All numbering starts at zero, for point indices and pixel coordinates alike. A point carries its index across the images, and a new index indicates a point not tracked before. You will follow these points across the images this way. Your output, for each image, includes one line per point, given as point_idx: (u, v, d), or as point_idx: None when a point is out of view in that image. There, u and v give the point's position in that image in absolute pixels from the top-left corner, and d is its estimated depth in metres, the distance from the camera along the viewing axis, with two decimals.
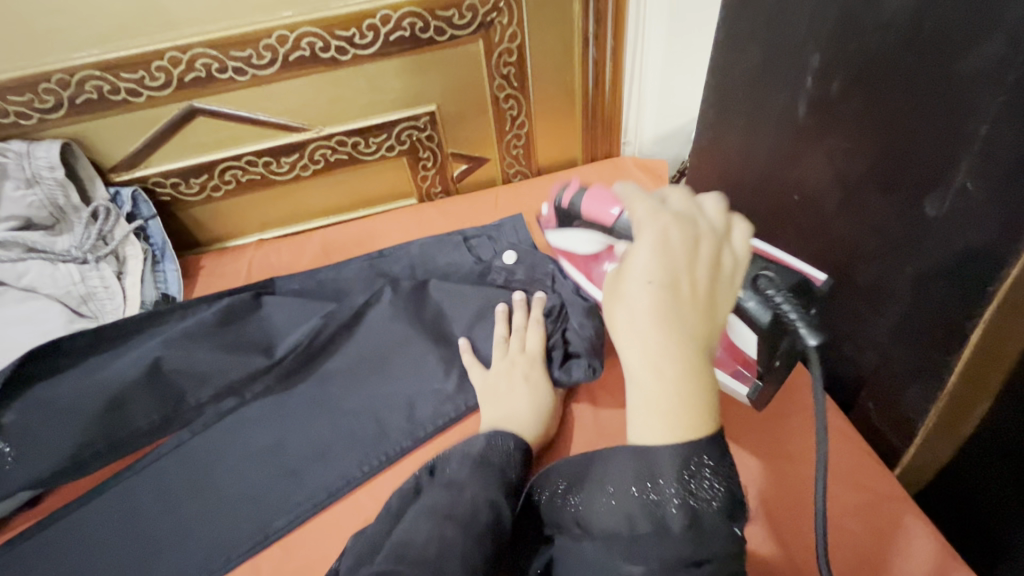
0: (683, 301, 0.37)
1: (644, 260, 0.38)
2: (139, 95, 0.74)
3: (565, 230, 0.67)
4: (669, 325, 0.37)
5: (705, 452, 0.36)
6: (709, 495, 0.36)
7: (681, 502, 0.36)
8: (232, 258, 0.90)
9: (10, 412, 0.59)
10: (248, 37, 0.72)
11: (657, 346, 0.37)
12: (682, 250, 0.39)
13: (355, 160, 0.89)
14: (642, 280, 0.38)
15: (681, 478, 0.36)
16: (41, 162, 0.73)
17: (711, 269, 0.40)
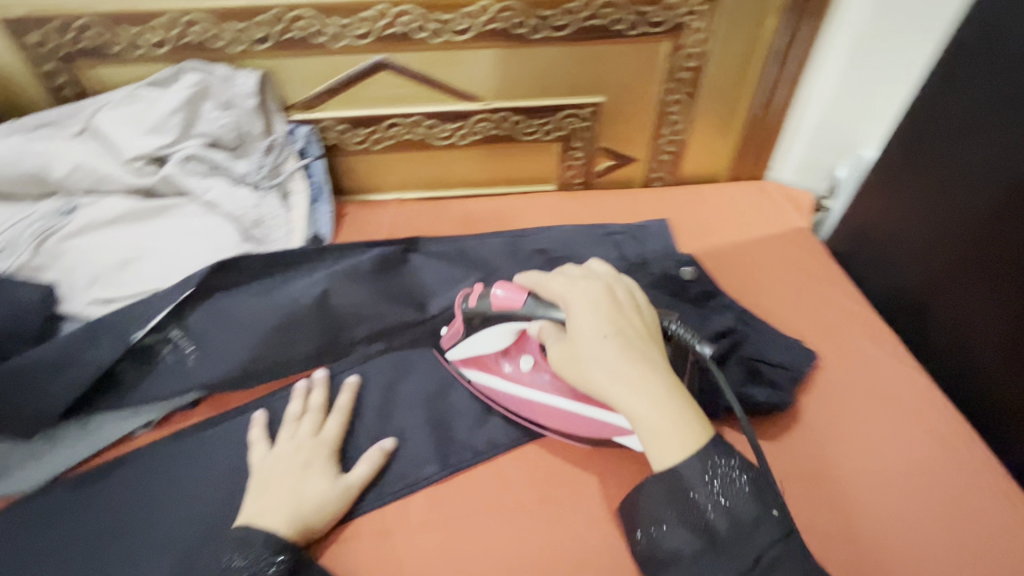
0: (634, 339, 0.53)
1: (590, 326, 0.54)
2: (339, 41, 0.76)
3: (471, 333, 0.64)
4: (634, 363, 0.51)
5: (713, 453, 0.48)
6: (726, 491, 0.47)
7: (708, 503, 0.47)
8: (376, 210, 0.93)
9: (195, 315, 0.63)
10: (455, 3, 0.74)
11: (636, 380, 0.50)
12: (609, 304, 0.55)
13: (512, 138, 0.90)
14: (596, 335, 0.53)
15: (698, 479, 0.47)
16: (238, 90, 0.76)
17: (632, 308, 0.56)
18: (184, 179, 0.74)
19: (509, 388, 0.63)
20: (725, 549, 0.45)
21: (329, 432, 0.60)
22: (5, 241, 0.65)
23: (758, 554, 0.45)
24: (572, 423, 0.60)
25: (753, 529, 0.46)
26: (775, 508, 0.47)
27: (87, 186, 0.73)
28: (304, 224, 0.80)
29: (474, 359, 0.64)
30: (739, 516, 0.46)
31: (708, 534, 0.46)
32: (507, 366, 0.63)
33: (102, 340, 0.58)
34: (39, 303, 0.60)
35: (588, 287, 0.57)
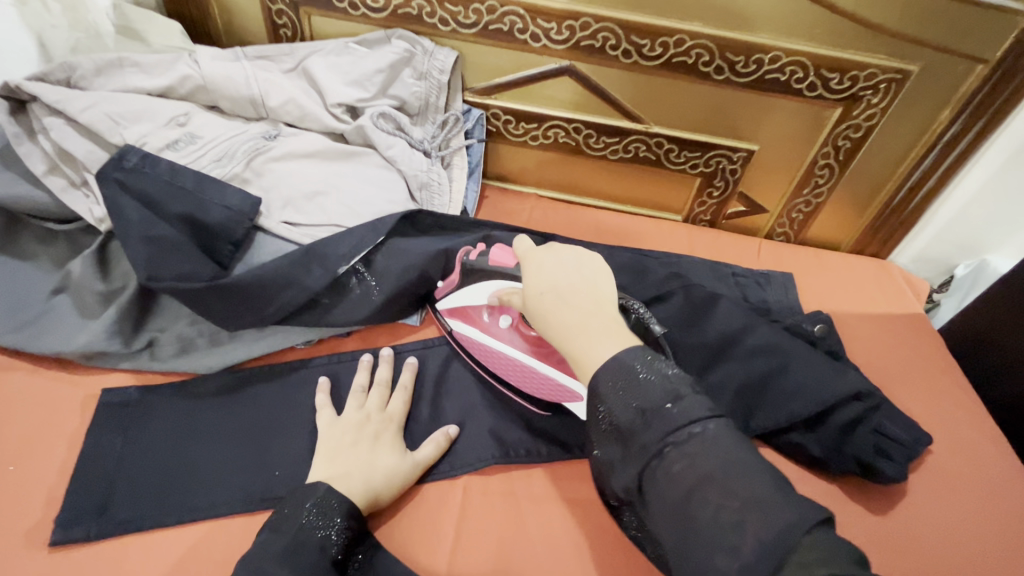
0: (569, 295, 0.52)
1: (530, 287, 0.54)
2: (538, 41, 0.82)
3: (462, 286, 0.68)
4: (558, 309, 0.52)
5: (647, 368, 0.47)
6: (637, 382, 0.46)
7: (617, 395, 0.46)
8: (514, 201, 0.98)
9: (379, 257, 0.69)
10: (654, 30, 0.79)
11: (560, 324, 0.51)
12: (550, 269, 0.55)
13: (658, 163, 0.95)
14: (536, 290, 0.53)
15: (618, 387, 0.47)
16: (437, 64, 0.83)
17: (569, 266, 0.55)
18: (374, 133, 0.80)
19: (482, 340, 0.66)
20: (634, 451, 0.45)
21: (393, 408, 0.63)
22: (221, 150, 0.72)
23: (663, 438, 0.44)
24: (528, 382, 0.64)
25: (650, 415, 0.45)
26: (669, 399, 0.45)
27: (291, 119, 0.79)
28: (461, 198, 0.86)
29: (460, 313, 0.68)
30: (644, 414, 0.45)
31: (621, 438, 0.46)
32: (491, 327, 0.66)
33: (313, 266, 0.65)
34: (247, 210, 0.66)
35: (531, 261, 0.56)
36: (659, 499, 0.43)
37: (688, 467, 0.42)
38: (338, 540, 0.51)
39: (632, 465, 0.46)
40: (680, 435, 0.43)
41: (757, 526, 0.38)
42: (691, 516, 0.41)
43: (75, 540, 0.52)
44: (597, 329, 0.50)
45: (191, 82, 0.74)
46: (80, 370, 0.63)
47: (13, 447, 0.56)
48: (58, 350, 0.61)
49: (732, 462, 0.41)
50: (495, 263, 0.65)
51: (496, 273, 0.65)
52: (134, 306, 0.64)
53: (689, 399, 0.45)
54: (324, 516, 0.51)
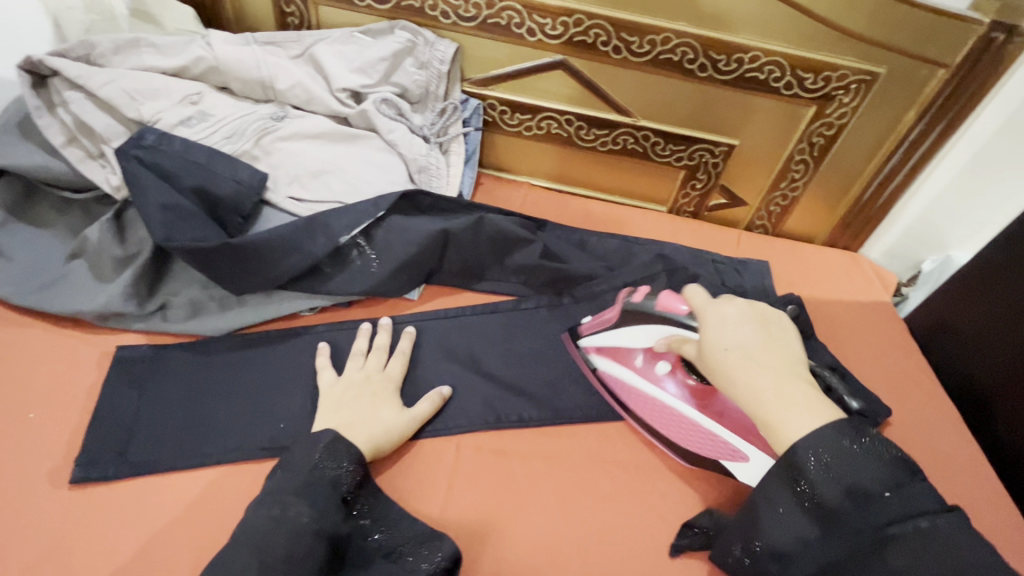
0: (757, 354, 0.53)
1: (713, 339, 0.55)
2: (534, 36, 0.87)
3: (615, 326, 0.68)
4: (747, 369, 0.52)
5: (847, 436, 0.48)
6: (815, 455, 0.48)
7: (812, 463, 0.48)
8: (509, 188, 1.03)
9: (378, 231, 0.74)
10: (643, 28, 0.84)
11: (751, 386, 0.52)
12: (729, 321, 0.56)
13: (645, 156, 1.00)
14: (720, 347, 0.54)
15: (824, 462, 0.48)
16: (437, 55, 0.88)
17: (756, 325, 0.56)
18: (376, 117, 0.85)
19: (638, 387, 0.67)
20: (841, 531, 0.47)
21: (393, 370, 0.68)
22: (232, 128, 0.76)
23: (887, 520, 0.45)
24: (688, 437, 0.64)
25: (871, 498, 0.46)
26: (888, 487, 0.46)
27: (298, 102, 0.83)
28: (457, 182, 0.90)
29: (617, 357, 0.69)
30: (853, 495, 0.47)
31: (822, 517, 0.48)
32: (644, 371, 0.66)
33: (319, 236, 0.69)
34: (255, 183, 0.70)
35: (714, 313, 0.57)
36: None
37: (914, 560, 0.43)
38: (348, 480, 0.55)
39: (836, 545, 0.47)
40: (903, 527, 0.45)
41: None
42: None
43: (93, 480, 0.55)
44: (794, 394, 0.51)
45: (204, 63, 0.78)
46: (94, 329, 0.66)
47: (32, 397, 0.60)
48: (75, 309, 0.65)
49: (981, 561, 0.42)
50: (664, 307, 0.64)
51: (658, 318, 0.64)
52: (148, 270, 0.67)
53: (913, 488, 0.46)
54: (335, 459, 0.55)
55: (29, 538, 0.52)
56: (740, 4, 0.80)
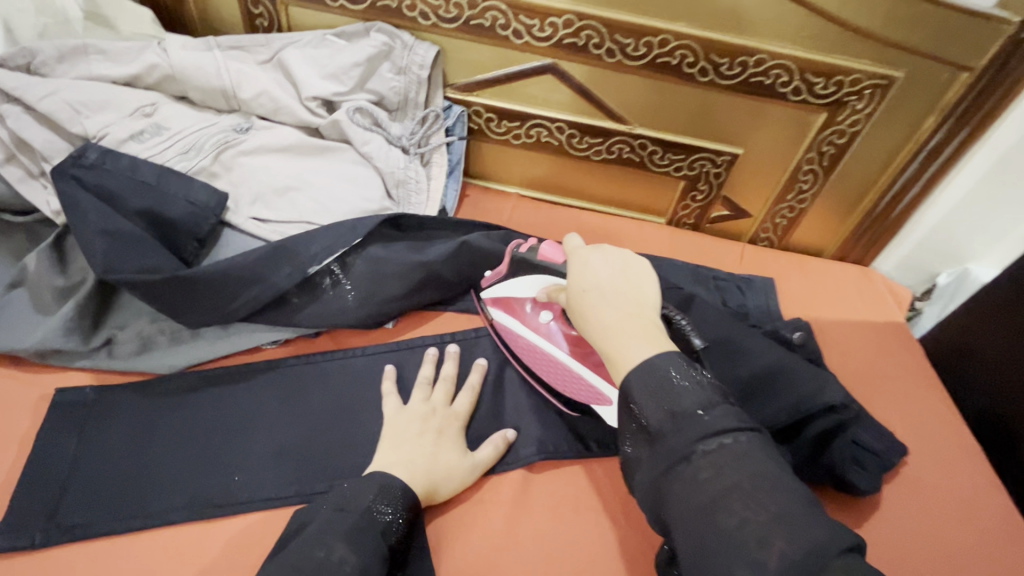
0: (611, 293, 0.51)
1: (575, 280, 0.53)
2: (520, 38, 0.81)
3: (508, 277, 0.67)
4: (597, 305, 0.51)
5: (675, 366, 0.46)
6: (649, 383, 0.46)
7: (639, 392, 0.46)
8: (496, 200, 0.97)
9: (357, 259, 0.68)
10: (639, 30, 0.77)
11: (600, 321, 0.50)
12: (592, 263, 0.54)
13: (643, 165, 0.93)
14: (579, 286, 0.53)
15: (651, 389, 0.46)
16: (416, 59, 0.81)
17: (618, 267, 0.54)
18: (350, 128, 0.78)
19: (526, 336, 0.66)
20: (662, 453, 0.44)
21: (460, 405, 0.63)
22: (188, 142, 0.69)
23: (700, 438, 0.43)
24: (570, 387, 0.63)
25: (686, 417, 0.44)
26: (701, 406, 0.44)
27: (264, 112, 0.77)
28: (439, 196, 0.84)
29: (505, 304, 0.68)
30: (674, 417, 0.44)
31: (650, 441, 0.45)
32: (529, 320, 0.65)
33: (283, 266, 0.63)
34: (211, 204, 0.65)
35: (580, 257, 0.55)
36: (680, 508, 0.42)
37: (719, 474, 0.41)
38: (399, 524, 0.50)
39: (654, 465, 0.44)
40: (710, 443, 0.42)
41: (783, 541, 0.37)
42: (716, 527, 0.39)
43: (20, 548, 0.50)
44: (635, 332, 0.48)
45: (159, 71, 0.72)
46: (34, 368, 0.61)
47: None
48: (10, 348, 0.59)
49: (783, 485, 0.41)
50: (545, 258, 0.62)
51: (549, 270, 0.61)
52: (92, 302, 0.62)
53: (723, 411, 0.44)
54: (387, 501, 0.51)
55: None
56: (745, 3, 0.73)
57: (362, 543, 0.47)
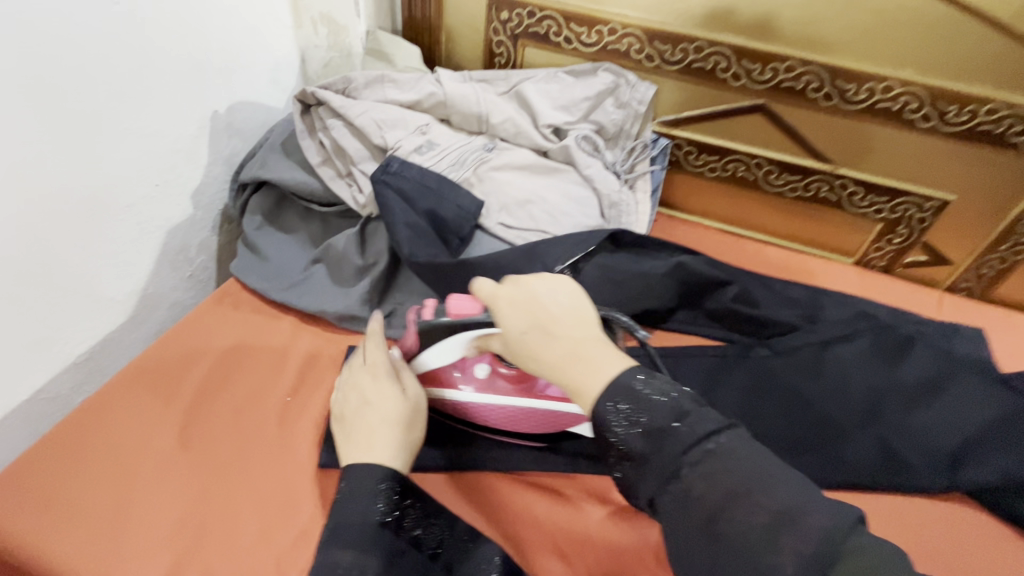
0: (550, 323, 0.50)
1: (507, 326, 0.52)
2: (738, 80, 0.88)
3: (422, 349, 0.64)
4: (543, 346, 0.50)
5: (636, 384, 0.47)
6: (620, 409, 0.46)
7: (622, 414, 0.46)
8: (682, 226, 1.03)
9: (588, 266, 0.76)
10: (863, 76, 0.82)
11: (552, 357, 0.50)
12: (509, 308, 0.52)
13: (839, 205, 0.95)
14: (518, 332, 0.51)
15: (628, 412, 0.46)
16: (637, 96, 0.91)
17: (529, 297, 0.52)
18: (577, 153, 0.88)
19: (471, 399, 0.65)
20: (654, 473, 0.44)
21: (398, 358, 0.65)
22: (455, 156, 0.83)
23: (684, 453, 0.44)
24: (521, 421, 0.65)
25: (664, 437, 0.45)
26: (675, 418, 0.45)
27: (505, 135, 0.90)
28: (645, 219, 0.91)
29: (427, 375, 0.66)
30: (652, 435, 0.45)
31: (633, 463, 0.46)
32: (465, 382, 0.65)
33: (532, 263, 0.72)
34: (472, 210, 0.77)
35: (500, 308, 0.52)
36: (683, 522, 0.43)
37: (710, 487, 0.42)
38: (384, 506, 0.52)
39: (650, 487, 0.45)
40: (695, 455, 0.44)
41: (793, 540, 0.39)
42: (723, 537, 0.41)
43: (336, 465, 0.61)
44: (601, 358, 0.49)
45: (434, 98, 0.87)
46: (331, 327, 0.75)
47: (281, 381, 0.69)
48: (319, 308, 0.74)
49: (767, 473, 0.42)
50: (456, 315, 0.59)
51: (465, 327, 0.59)
52: (382, 280, 0.75)
53: (698, 416, 0.46)
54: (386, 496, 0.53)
55: (282, 511, 0.58)
56: (983, 53, 0.76)
57: (348, 537, 0.50)
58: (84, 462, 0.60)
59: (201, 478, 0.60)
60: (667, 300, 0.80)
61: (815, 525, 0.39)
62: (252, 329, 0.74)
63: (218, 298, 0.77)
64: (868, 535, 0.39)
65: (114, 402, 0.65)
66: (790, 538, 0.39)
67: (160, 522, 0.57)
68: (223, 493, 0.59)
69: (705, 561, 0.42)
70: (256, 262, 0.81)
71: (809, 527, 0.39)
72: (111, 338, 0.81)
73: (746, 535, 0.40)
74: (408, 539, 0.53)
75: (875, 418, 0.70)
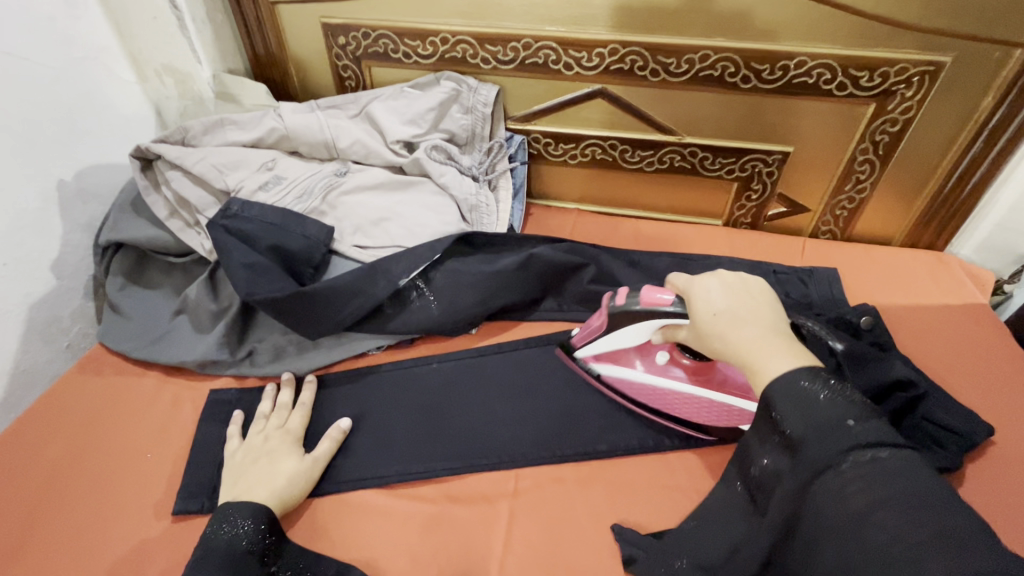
0: (742, 313, 0.55)
1: (701, 311, 0.58)
2: (571, 69, 0.90)
3: (603, 334, 0.69)
4: (734, 330, 0.55)
5: (807, 376, 0.48)
6: (805, 391, 0.47)
7: (805, 398, 0.47)
8: (557, 216, 1.06)
9: (439, 273, 0.78)
10: (680, 49, 0.85)
11: (738, 342, 0.54)
12: (704, 301, 0.58)
13: (695, 171, 0.99)
14: (709, 316, 0.57)
15: (803, 397, 0.47)
16: (481, 99, 0.93)
17: (734, 297, 0.57)
18: (428, 163, 0.90)
19: (646, 379, 0.68)
20: (807, 458, 0.45)
21: (293, 424, 0.68)
22: (303, 188, 0.84)
23: (851, 444, 0.43)
24: (712, 416, 0.66)
25: (832, 427, 0.44)
26: (850, 416, 0.45)
27: (358, 157, 0.91)
28: (508, 216, 0.94)
29: (609, 352, 0.70)
30: (820, 425, 0.45)
31: (792, 448, 0.46)
32: (641, 359, 0.69)
33: (380, 280, 0.74)
34: (321, 237, 0.79)
35: (695, 300, 0.59)
36: (827, 514, 0.42)
37: (866, 485, 0.41)
38: (246, 534, 0.56)
39: (802, 473, 0.45)
40: (860, 455, 0.43)
41: (939, 561, 0.36)
42: (863, 537, 0.40)
43: (193, 511, 0.62)
44: (777, 346, 0.52)
45: (277, 132, 0.88)
46: (197, 375, 0.76)
47: (143, 437, 0.69)
48: (180, 359, 0.75)
49: (941, 498, 0.40)
50: (647, 303, 0.63)
51: (660, 317, 0.62)
52: (240, 320, 0.76)
53: (878, 426, 0.44)
54: (247, 527, 0.57)
55: (138, 565, 0.59)
56: (777, 12, 0.80)
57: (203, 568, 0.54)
58: None
59: (58, 552, 0.60)
60: (528, 292, 0.82)
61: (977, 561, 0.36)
62: (114, 392, 0.74)
63: (82, 366, 0.77)
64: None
65: None
66: (940, 561, 0.36)
67: None
68: (77, 561, 0.59)
69: (845, 555, 0.40)
70: (120, 322, 0.81)
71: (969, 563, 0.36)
72: None
73: (890, 542, 0.38)
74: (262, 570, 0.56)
75: (869, 374, 0.69)
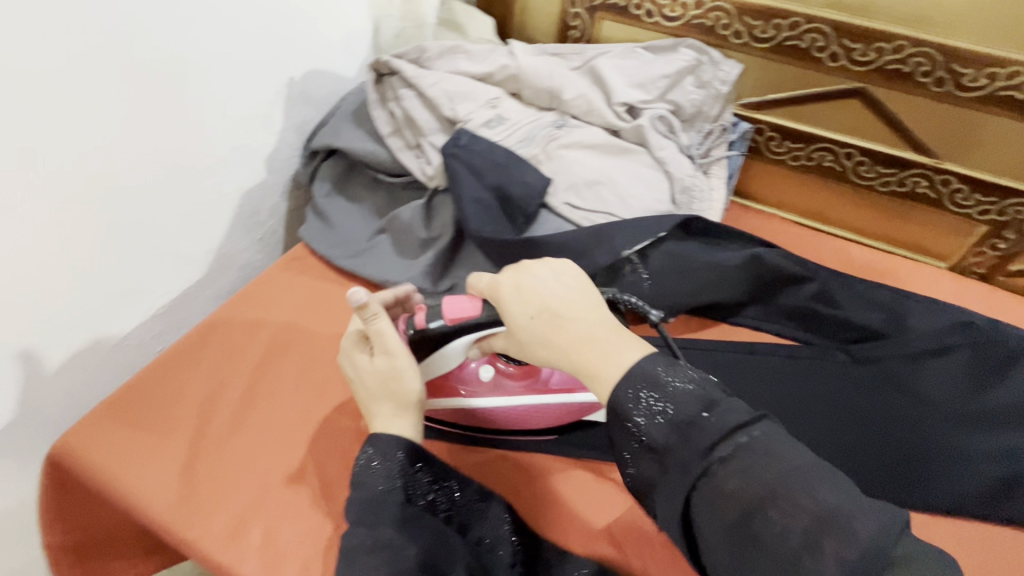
0: (562, 310, 0.47)
1: (513, 312, 0.49)
2: (836, 61, 0.81)
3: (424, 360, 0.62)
4: (555, 332, 0.47)
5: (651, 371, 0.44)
6: (662, 395, 0.42)
7: (668, 407, 0.42)
8: (755, 217, 0.97)
9: (657, 253, 0.74)
10: (983, 59, 0.73)
11: (563, 345, 0.46)
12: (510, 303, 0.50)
13: (937, 203, 0.87)
14: (525, 321, 0.48)
15: (656, 399, 0.42)
16: (720, 75, 0.85)
17: (518, 291, 0.50)
18: (651, 133, 0.84)
19: (491, 405, 0.65)
20: (677, 467, 0.40)
21: None
22: (525, 133, 0.81)
23: (708, 444, 0.39)
24: (537, 418, 0.66)
25: (692, 427, 0.40)
26: (704, 407, 0.41)
27: (577, 112, 0.86)
28: (718, 207, 0.86)
29: (440, 388, 0.65)
30: (677, 426, 0.41)
31: (655, 456, 0.42)
32: (470, 385, 0.65)
33: (603, 247, 0.71)
34: (540, 186, 0.75)
35: (506, 306, 0.50)
36: (712, 523, 0.38)
37: (744, 483, 0.38)
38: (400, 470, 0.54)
39: (671, 486, 0.40)
40: (724, 449, 0.39)
41: (837, 543, 0.35)
42: (757, 541, 0.37)
43: None
44: (604, 341, 0.46)
45: (507, 71, 0.84)
46: None
47: None
48: (384, 278, 0.75)
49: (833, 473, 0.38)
50: (452, 316, 0.56)
51: (467, 327, 0.57)
52: (445, 253, 0.75)
53: (731, 406, 0.41)
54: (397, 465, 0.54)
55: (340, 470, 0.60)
56: None
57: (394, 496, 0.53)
58: (171, 407, 0.64)
59: (277, 436, 0.62)
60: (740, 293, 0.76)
61: (861, 529, 0.35)
62: (319, 295, 0.76)
63: (288, 262, 0.79)
64: (912, 542, 0.36)
65: (196, 352, 0.68)
66: (832, 542, 0.35)
67: (230, 472, 0.60)
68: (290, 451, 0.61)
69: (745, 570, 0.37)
70: (324, 229, 0.82)
71: (856, 535, 0.35)
72: (187, 294, 0.85)
73: (779, 538, 0.36)
74: (422, 505, 0.55)
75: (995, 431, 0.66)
